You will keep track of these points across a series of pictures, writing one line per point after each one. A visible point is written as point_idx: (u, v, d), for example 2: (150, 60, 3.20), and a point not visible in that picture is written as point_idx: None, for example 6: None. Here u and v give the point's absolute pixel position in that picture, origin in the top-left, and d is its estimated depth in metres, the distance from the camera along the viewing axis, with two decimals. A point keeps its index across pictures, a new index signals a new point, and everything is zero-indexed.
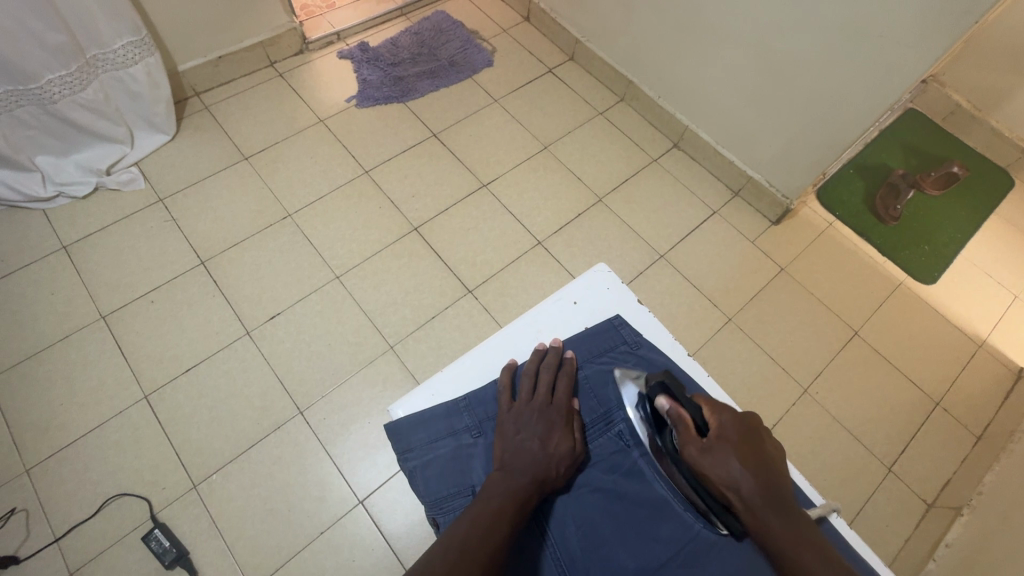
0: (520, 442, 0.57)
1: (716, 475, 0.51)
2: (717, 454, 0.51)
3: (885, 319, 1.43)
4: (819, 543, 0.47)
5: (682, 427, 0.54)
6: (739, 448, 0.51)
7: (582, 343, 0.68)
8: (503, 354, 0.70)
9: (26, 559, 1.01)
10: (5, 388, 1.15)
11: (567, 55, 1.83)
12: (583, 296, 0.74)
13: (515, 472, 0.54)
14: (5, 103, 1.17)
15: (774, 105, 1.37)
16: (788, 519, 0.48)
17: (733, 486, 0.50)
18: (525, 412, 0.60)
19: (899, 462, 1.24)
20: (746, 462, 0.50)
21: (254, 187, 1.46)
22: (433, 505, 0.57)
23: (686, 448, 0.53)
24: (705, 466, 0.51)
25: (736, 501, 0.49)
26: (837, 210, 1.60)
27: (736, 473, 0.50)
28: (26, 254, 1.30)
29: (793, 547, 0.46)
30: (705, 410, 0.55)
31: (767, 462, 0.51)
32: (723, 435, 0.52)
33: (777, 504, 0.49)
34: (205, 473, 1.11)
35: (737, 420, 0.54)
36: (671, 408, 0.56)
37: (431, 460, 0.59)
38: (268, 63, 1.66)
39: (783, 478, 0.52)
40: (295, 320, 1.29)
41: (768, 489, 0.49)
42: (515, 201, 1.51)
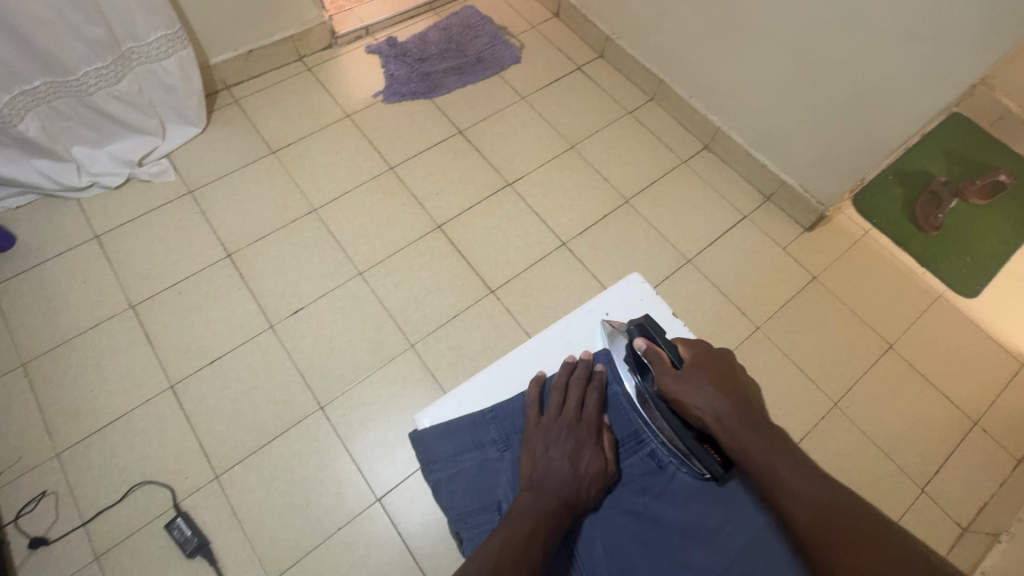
0: (548, 458, 0.57)
1: (691, 400, 0.55)
2: (692, 380, 0.56)
3: (922, 333, 1.37)
4: (789, 449, 0.50)
5: (659, 362, 0.59)
6: (709, 374, 0.56)
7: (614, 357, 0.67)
8: (532, 365, 0.68)
9: (55, 541, 1.04)
10: (39, 373, 1.18)
11: (596, 52, 1.80)
12: (616, 308, 0.72)
13: (545, 496, 0.54)
14: (44, 94, 1.20)
15: (812, 108, 1.33)
16: (757, 428, 0.51)
17: (706, 408, 0.54)
18: (552, 428, 0.60)
19: (932, 483, 1.20)
20: (716, 386, 0.55)
21: (280, 181, 1.47)
22: (459, 518, 0.58)
23: (663, 380, 0.57)
24: (680, 392, 0.56)
25: (712, 422, 0.53)
26: (874, 217, 1.54)
27: (708, 395, 0.54)
28: (61, 243, 1.33)
29: (760, 452, 0.49)
30: (680, 347, 0.60)
31: (738, 386, 0.55)
32: (695, 364, 0.57)
33: (748, 419, 0.52)
34: (227, 464, 1.13)
35: (708, 352, 0.59)
36: (648, 347, 0.61)
37: (457, 473, 0.60)
38: (297, 58, 1.67)
39: (755, 401, 0.55)
40: (318, 316, 1.29)
41: (740, 408, 0.53)
42: (540, 201, 1.49)
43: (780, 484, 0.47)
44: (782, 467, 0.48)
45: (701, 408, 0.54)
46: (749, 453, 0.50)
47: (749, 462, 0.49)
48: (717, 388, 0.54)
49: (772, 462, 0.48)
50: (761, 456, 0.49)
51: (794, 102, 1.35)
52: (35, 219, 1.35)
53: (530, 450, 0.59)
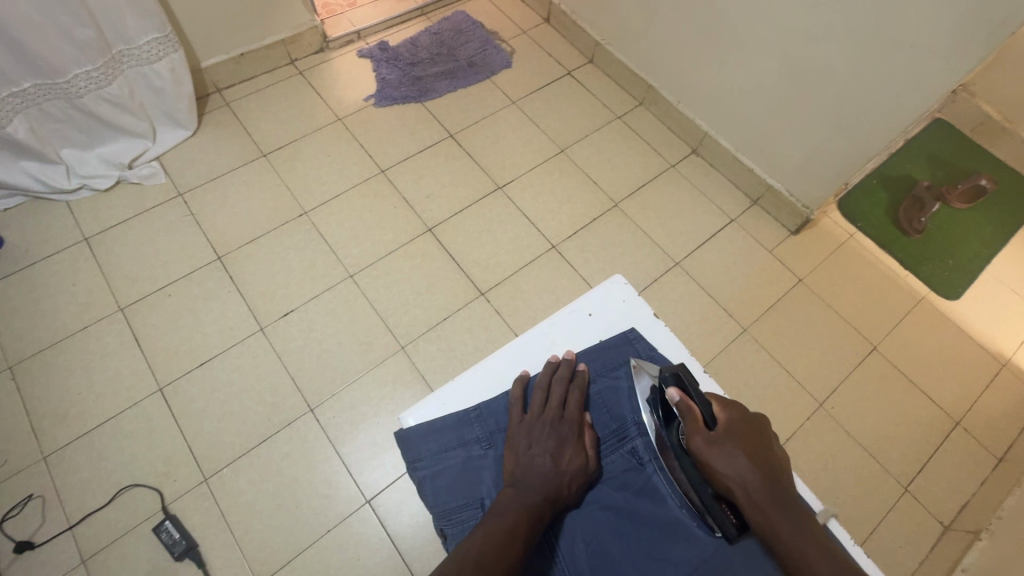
0: (530, 458, 0.58)
1: (721, 468, 0.52)
2: (726, 447, 0.53)
3: (905, 334, 1.39)
4: (821, 540, 0.48)
5: (691, 419, 0.56)
6: (744, 444, 0.53)
7: (597, 355, 0.68)
8: (515, 364, 0.69)
9: (41, 545, 1.03)
10: (26, 376, 1.17)
11: (586, 57, 1.82)
12: (599, 308, 0.73)
13: (527, 492, 0.54)
14: (33, 96, 1.20)
15: (797, 113, 1.35)
16: (790, 511, 0.49)
17: (736, 479, 0.51)
18: (535, 427, 0.60)
19: (915, 482, 1.22)
20: (751, 457, 0.52)
21: (271, 184, 1.47)
22: (442, 516, 0.57)
23: (693, 439, 0.54)
24: (712, 458, 0.53)
25: (738, 493, 0.51)
26: (858, 221, 1.57)
27: (742, 467, 0.51)
28: (50, 245, 1.33)
29: (792, 540, 0.47)
30: (714, 406, 0.56)
31: (772, 460, 0.53)
32: (730, 430, 0.54)
33: (781, 501, 0.50)
34: (216, 466, 1.13)
35: (744, 417, 0.56)
36: (681, 400, 0.57)
37: (441, 470, 0.60)
38: (289, 62, 1.68)
39: (784, 477, 0.53)
40: (308, 318, 1.30)
41: (772, 484, 0.51)
42: (530, 204, 1.50)
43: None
44: (819, 562, 0.46)
45: (731, 479, 0.51)
46: (785, 542, 0.47)
47: (780, 548, 0.47)
48: (751, 461, 0.52)
49: (809, 555, 0.46)
50: (792, 544, 0.47)
51: (779, 107, 1.38)
52: (23, 222, 1.34)
53: (512, 448, 0.59)
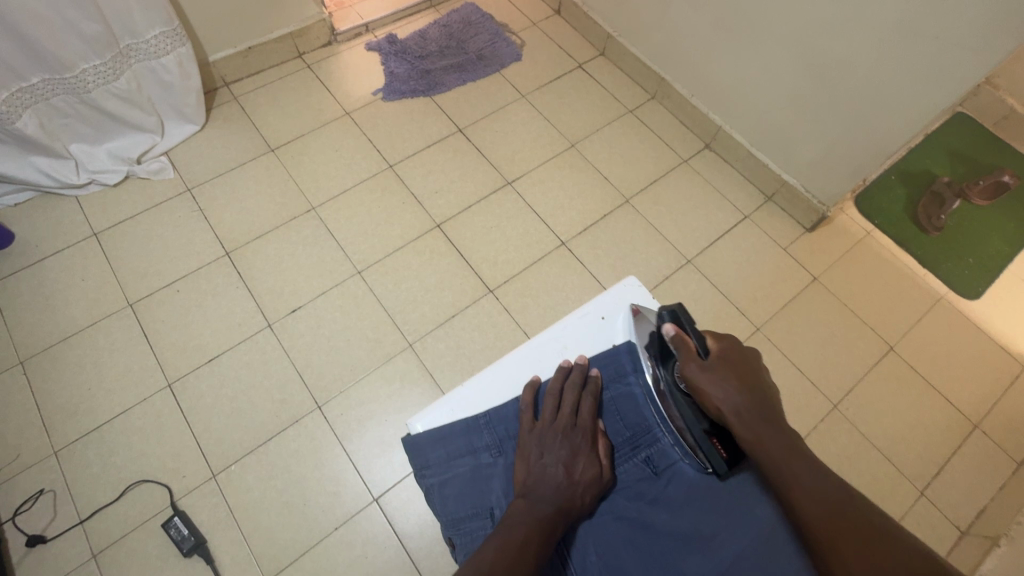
0: (545, 465, 0.57)
1: (711, 393, 0.54)
2: (717, 373, 0.55)
3: (923, 334, 1.36)
4: (806, 452, 0.49)
5: (684, 350, 0.58)
6: (735, 371, 0.55)
7: (610, 360, 0.66)
8: (526, 370, 0.68)
9: (53, 539, 1.04)
10: (37, 371, 1.18)
11: (597, 50, 1.78)
12: (612, 311, 0.71)
13: (538, 502, 0.53)
14: (42, 91, 1.20)
15: (814, 107, 1.32)
16: (778, 428, 0.51)
17: (726, 403, 0.53)
18: (548, 434, 0.59)
19: (932, 486, 1.19)
20: (740, 382, 0.54)
21: (279, 179, 1.46)
22: (451, 525, 0.57)
23: (686, 368, 0.57)
24: (703, 382, 0.55)
25: (729, 415, 0.53)
26: (876, 218, 1.53)
27: (732, 391, 0.54)
28: (60, 240, 1.33)
29: (779, 453, 0.49)
30: (708, 339, 0.59)
31: (762, 386, 0.55)
32: (722, 357, 0.56)
33: (770, 420, 0.52)
34: (225, 463, 1.13)
35: (736, 347, 0.57)
36: (676, 335, 0.60)
37: (450, 478, 0.59)
38: (297, 55, 1.66)
39: (776, 402, 0.54)
40: (316, 315, 1.29)
41: (761, 405, 0.53)
42: (540, 200, 1.48)
43: (797, 487, 0.47)
44: (798, 469, 0.47)
45: (720, 402, 0.54)
46: (768, 453, 0.49)
47: (767, 462, 0.49)
48: (741, 386, 0.54)
49: (791, 465, 0.48)
50: (777, 456, 0.49)
51: (796, 101, 1.34)
52: (33, 217, 1.34)
53: (523, 456, 0.58)
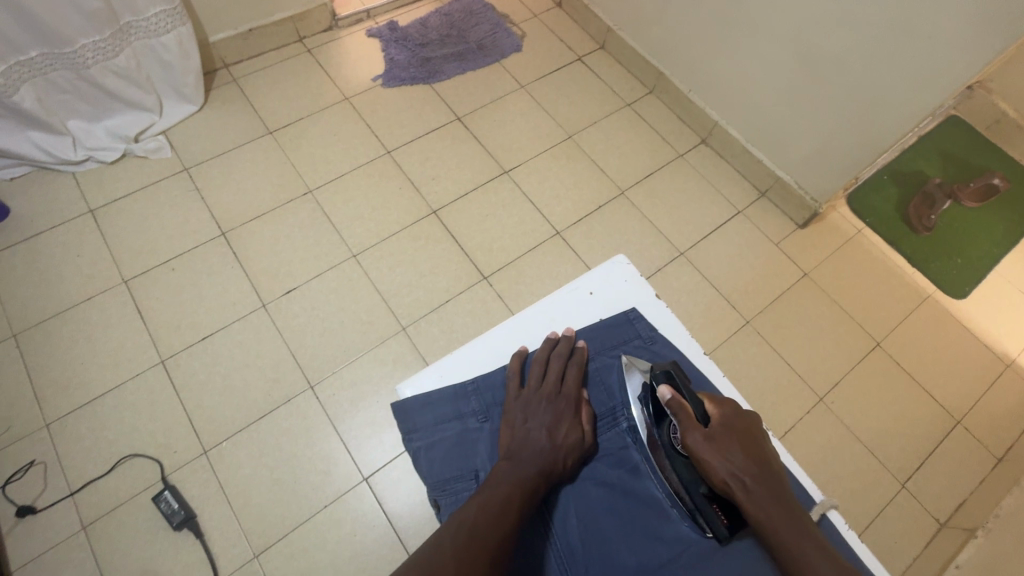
0: (529, 430, 0.59)
1: (714, 468, 0.52)
2: (721, 444, 0.53)
3: (909, 331, 1.38)
4: (816, 537, 0.49)
5: (684, 417, 0.55)
6: (737, 441, 0.53)
7: (596, 334, 0.68)
8: (515, 340, 0.69)
9: (43, 510, 1.05)
10: (30, 344, 1.18)
11: (597, 43, 1.79)
12: (600, 287, 0.73)
13: (522, 463, 0.56)
14: (40, 65, 1.20)
15: (808, 105, 1.33)
16: (787, 508, 0.50)
17: (734, 476, 0.51)
18: (534, 402, 0.61)
19: (913, 479, 1.21)
20: (746, 454, 0.52)
21: (277, 161, 1.47)
22: (435, 486, 0.58)
23: (689, 438, 0.54)
24: (707, 455, 0.52)
25: (736, 490, 0.51)
26: (867, 216, 1.55)
27: (739, 465, 0.52)
28: (55, 215, 1.33)
29: (790, 538, 0.48)
30: (706, 403, 0.56)
31: (766, 456, 0.53)
32: (724, 426, 0.54)
33: (779, 498, 0.50)
34: (216, 439, 1.14)
35: (736, 413, 0.56)
36: (673, 398, 0.56)
37: (435, 442, 0.60)
38: (297, 39, 1.66)
39: (779, 475, 0.53)
40: (311, 296, 1.30)
41: (768, 479, 0.51)
42: (536, 189, 1.50)
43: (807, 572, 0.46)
44: (808, 549, 0.47)
45: (725, 478, 0.51)
46: (780, 538, 0.48)
47: (780, 547, 0.48)
48: (746, 457, 0.52)
49: (802, 548, 0.47)
50: (789, 542, 0.48)
51: (791, 98, 1.36)
52: (29, 192, 1.34)
53: (507, 421, 0.60)
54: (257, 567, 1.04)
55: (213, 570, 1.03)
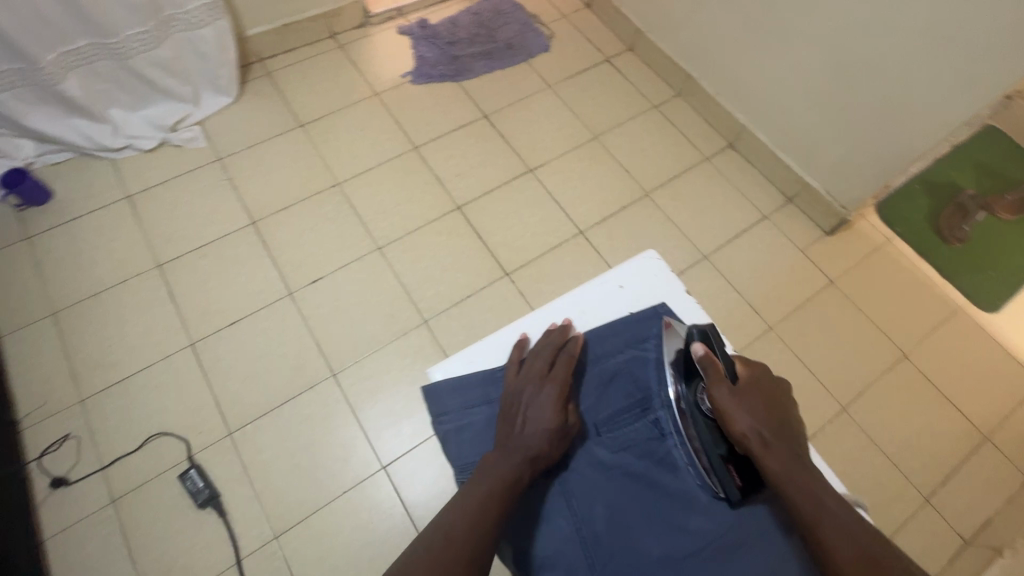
0: (523, 417, 0.65)
1: (737, 416, 0.59)
2: (743, 397, 0.60)
3: (938, 344, 1.35)
4: (825, 481, 0.54)
5: (713, 373, 0.63)
6: (759, 397, 0.60)
7: (623, 329, 0.74)
8: (553, 326, 0.76)
9: (75, 483, 1.08)
10: (67, 323, 1.23)
11: (625, 45, 1.79)
12: (626, 285, 0.80)
13: (511, 452, 0.62)
14: (86, 54, 1.25)
15: (839, 110, 1.32)
16: (798, 457, 0.56)
17: (751, 423, 0.58)
18: (527, 386, 0.68)
19: (937, 494, 1.19)
20: (764, 406, 0.60)
21: (306, 153, 1.50)
22: (462, 469, 0.67)
23: (716, 389, 0.61)
24: (731, 403, 0.60)
25: (752, 436, 0.58)
26: (897, 225, 1.52)
27: (755, 412, 0.59)
28: (95, 200, 1.38)
29: (801, 477, 0.53)
30: (736, 363, 0.64)
31: (783, 414, 0.60)
32: (748, 383, 0.62)
33: (792, 449, 0.56)
34: (240, 422, 1.16)
35: (761, 375, 0.63)
36: (705, 354, 0.65)
37: (464, 425, 0.69)
38: (330, 35, 1.70)
39: (796, 434, 0.60)
40: (335, 287, 1.32)
41: (782, 431, 0.58)
42: (560, 188, 1.50)
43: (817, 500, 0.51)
44: (817, 488, 0.52)
45: (746, 423, 0.58)
46: (790, 473, 0.54)
47: (789, 482, 0.53)
48: (765, 410, 0.59)
49: (813, 487, 0.52)
50: (799, 476, 0.53)
51: (822, 103, 1.34)
52: (71, 177, 1.40)
53: (506, 409, 0.67)
54: (276, 548, 1.06)
55: (234, 548, 1.06)
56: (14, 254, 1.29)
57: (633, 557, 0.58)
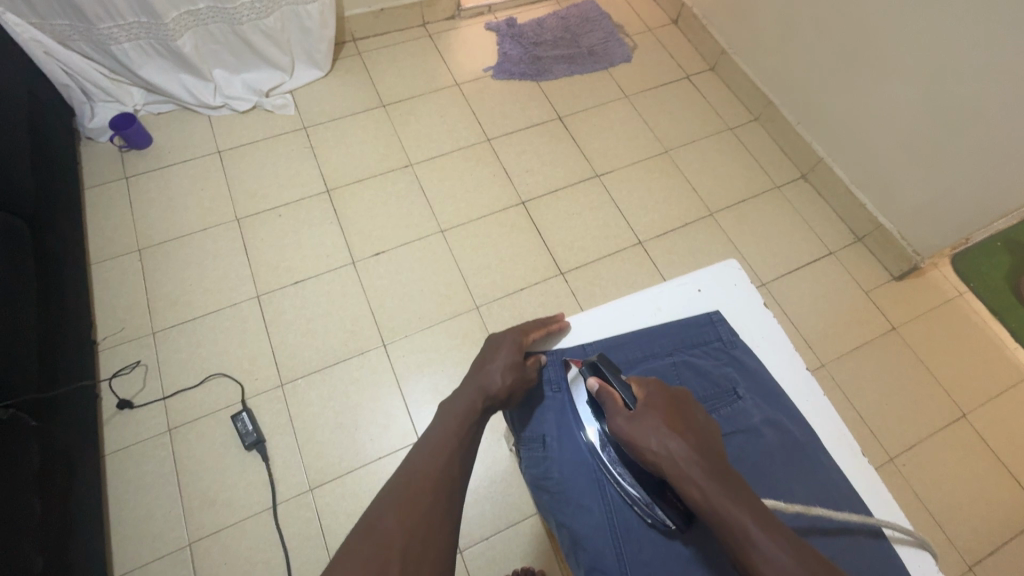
0: (492, 364, 0.68)
1: (647, 443, 0.55)
2: (646, 423, 0.56)
3: (1002, 409, 1.28)
4: (755, 503, 0.50)
5: (612, 403, 0.59)
6: (663, 415, 0.57)
7: (677, 331, 0.70)
8: (618, 319, 0.73)
9: (139, 407, 1.16)
10: (151, 260, 1.32)
11: (708, 64, 1.79)
12: (709, 286, 0.75)
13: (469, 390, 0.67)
14: (203, 16, 1.35)
15: (927, 153, 1.28)
16: (719, 480, 0.51)
17: (664, 452, 0.54)
18: (494, 339, 0.72)
19: (982, 563, 1.13)
20: (672, 430, 0.55)
21: (385, 132, 1.56)
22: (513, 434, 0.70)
23: (615, 422, 0.57)
24: (635, 434, 0.56)
25: (668, 466, 0.54)
26: (971, 280, 1.45)
27: (665, 441, 0.54)
28: (189, 151, 1.47)
29: (726, 510, 0.49)
30: (632, 386, 0.60)
31: (696, 430, 0.56)
32: (648, 404, 0.58)
33: (712, 471, 0.52)
34: (292, 375, 1.22)
35: (660, 390, 0.59)
36: (600, 388, 0.61)
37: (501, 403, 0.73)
38: (421, 24, 1.76)
39: (713, 446, 0.56)
40: (396, 262, 1.37)
41: (699, 455, 0.54)
42: (625, 197, 1.51)
43: (756, 547, 0.47)
44: (737, 511, 0.49)
45: (658, 452, 0.54)
46: (716, 510, 0.50)
47: (716, 518, 0.49)
48: (674, 434, 0.55)
49: (739, 520, 0.48)
50: (726, 510, 0.49)
51: (908, 144, 1.31)
52: (171, 127, 1.50)
53: (480, 357, 0.71)
54: (310, 499, 1.11)
55: (272, 493, 1.11)
56: (114, 191, 1.40)
57: (660, 551, 0.58)
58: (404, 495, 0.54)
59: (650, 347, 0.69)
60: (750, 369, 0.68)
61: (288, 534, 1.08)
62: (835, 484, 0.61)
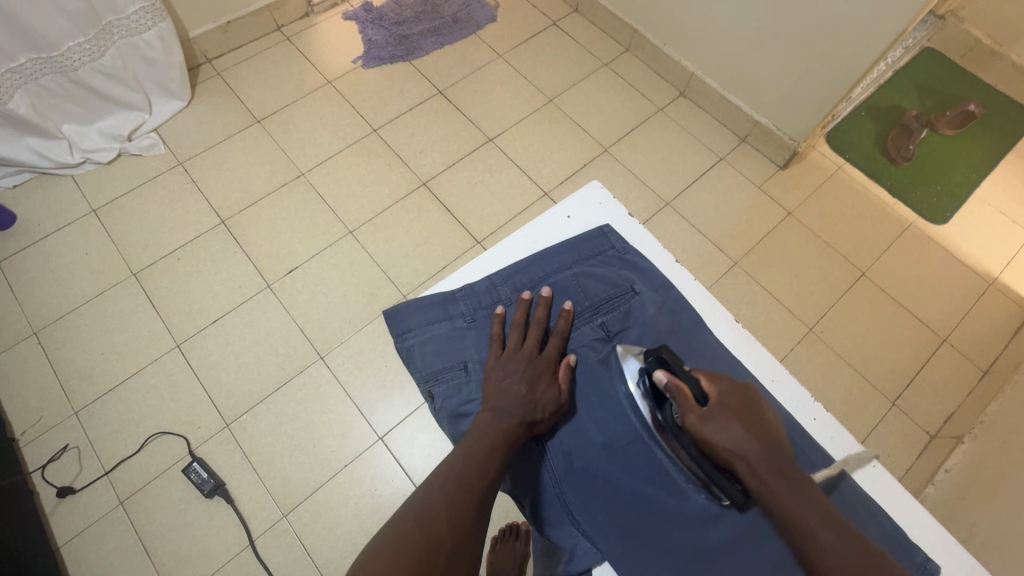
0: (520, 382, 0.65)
1: (720, 442, 0.55)
2: (720, 420, 0.55)
3: (893, 260, 1.42)
4: (819, 502, 0.50)
5: (682, 399, 0.58)
6: (737, 413, 0.56)
7: (575, 246, 0.78)
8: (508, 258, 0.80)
9: (82, 490, 1.11)
10: (52, 340, 1.24)
11: (571, 7, 1.81)
12: (575, 211, 0.84)
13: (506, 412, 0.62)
14: (30, 71, 1.24)
15: (778, 47, 1.36)
16: (790, 480, 0.51)
17: (735, 450, 0.54)
18: (515, 362, 0.67)
19: (903, 397, 1.27)
20: (745, 426, 0.55)
21: (267, 147, 1.51)
22: (430, 377, 0.70)
23: (687, 418, 0.57)
24: (706, 432, 0.56)
25: (739, 463, 0.53)
26: (846, 152, 1.58)
27: (738, 438, 0.54)
28: (60, 218, 1.38)
29: (792, 506, 0.49)
30: (703, 381, 0.59)
31: (765, 425, 0.55)
32: (722, 402, 0.57)
33: (780, 468, 0.52)
34: (236, 413, 1.20)
35: (733, 388, 0.58)
36: (670, 381, 0.60)
37: (426, 339, 0.71)
38: (276, 28, 1.69)
39: (782, 441, 0.55)
40: (313, 274, 1.35)
41: (771, 453, 0.53)
42: (522, 154, 1.53)
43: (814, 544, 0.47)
44: (806, 509, 0.49)
45: (731, 450, 0.54)
46: (781, 506, 0.50)
47: (778, 513, 0.50)
48: (746, 430, 0.54)
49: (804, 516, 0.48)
50: (789, 511, 0.49)
51: (761, 43, 1.39)
52: (33, 197, 1.39)
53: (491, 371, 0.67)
54: (287, 525, 1.11)
55: (246, 531, 1.10)
56: None
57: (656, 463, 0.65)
58: (450, 487, 0.54)
59: (552, 264, 0.76)
60: (641, 268, 0.78)
61: (274, 564, 1.08)
62: (717, 353, 0.72)
